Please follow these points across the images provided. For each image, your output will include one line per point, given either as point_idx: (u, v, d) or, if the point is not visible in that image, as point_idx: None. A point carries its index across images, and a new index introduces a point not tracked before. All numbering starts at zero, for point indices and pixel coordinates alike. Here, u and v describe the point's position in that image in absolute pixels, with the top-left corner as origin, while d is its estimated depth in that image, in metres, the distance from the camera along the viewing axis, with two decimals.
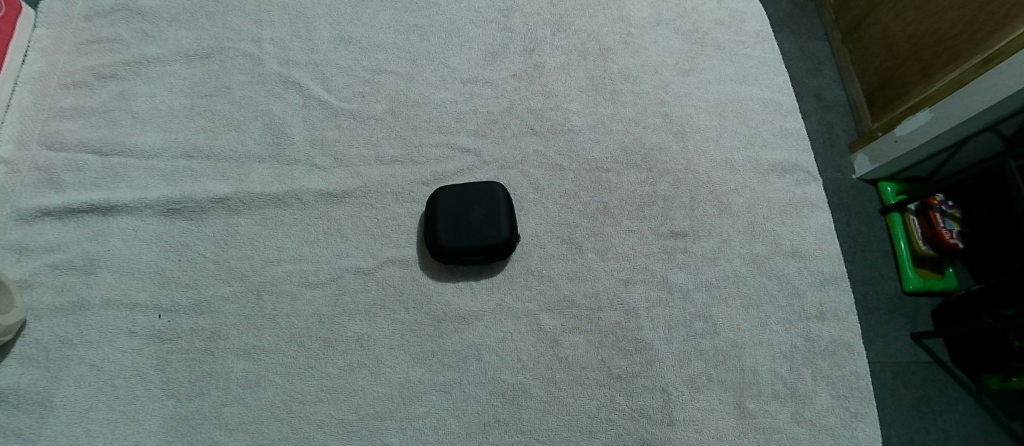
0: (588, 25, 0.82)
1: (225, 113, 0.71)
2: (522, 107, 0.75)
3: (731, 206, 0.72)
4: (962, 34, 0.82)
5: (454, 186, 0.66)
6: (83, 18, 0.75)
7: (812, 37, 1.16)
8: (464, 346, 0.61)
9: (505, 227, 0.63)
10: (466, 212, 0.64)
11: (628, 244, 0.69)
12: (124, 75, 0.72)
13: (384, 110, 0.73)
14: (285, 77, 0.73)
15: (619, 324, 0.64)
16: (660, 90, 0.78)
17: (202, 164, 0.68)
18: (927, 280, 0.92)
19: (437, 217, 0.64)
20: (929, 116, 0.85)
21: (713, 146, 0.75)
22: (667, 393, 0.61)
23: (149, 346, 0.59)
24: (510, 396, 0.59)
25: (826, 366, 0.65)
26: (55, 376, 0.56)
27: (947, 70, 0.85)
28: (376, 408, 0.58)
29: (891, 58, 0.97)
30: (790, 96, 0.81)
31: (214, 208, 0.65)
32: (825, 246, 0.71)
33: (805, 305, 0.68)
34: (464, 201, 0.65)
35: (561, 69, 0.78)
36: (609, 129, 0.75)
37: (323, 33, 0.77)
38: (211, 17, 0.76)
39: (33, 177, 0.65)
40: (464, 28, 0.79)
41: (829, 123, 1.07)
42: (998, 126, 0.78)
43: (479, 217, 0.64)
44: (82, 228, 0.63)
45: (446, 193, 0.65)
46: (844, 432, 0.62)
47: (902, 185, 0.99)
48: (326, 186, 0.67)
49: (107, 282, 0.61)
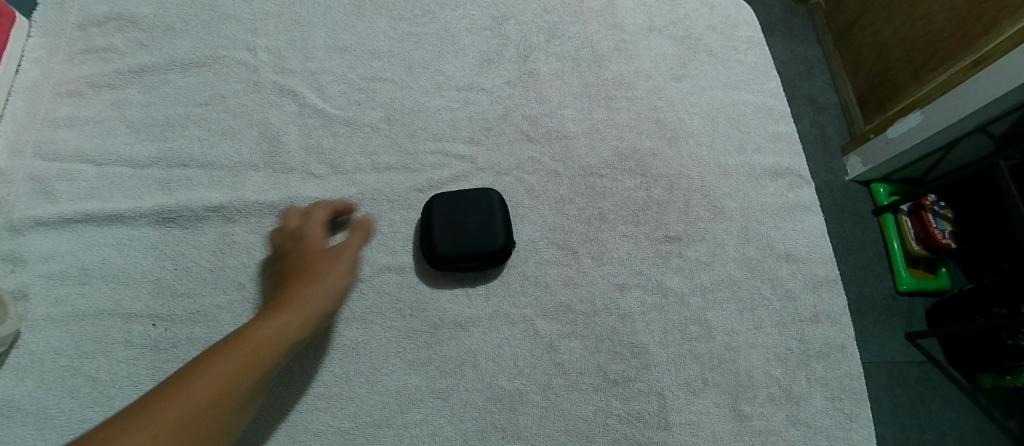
0: (582, 32, 0.82)
1: (220, 121, 0.71)
2: (517, 113, 0.76)
3: (724, 210, 0.73)
4: (952, 37, 0.83)
5: (449, 193, 0.66)
6: (77, 27, 0.75)
7: (804, 39, 1.17)
8: (462, 352, 0.62)
9: (501, 232, 0.64)
10: (461, 218, 0.64)
11: (623, 249, 0.69)
12: (119, 84, 0.72)
13: (380, 118, 0.73)
14: (281, 85, 0.74)
15: (615, 329, 0.65)
16: (654, 96, 0.79)
17: (197, 173, 0.68)
18: (921, 281, 0.93)
19: (432, 225, 0.64)
20: (920, 118, 0.86)
21: (706, 151, 0.76)
22: (663, 397, 0.62)
23: (144, 357, 0.59)
24: (508, 403, 0.60)
25: (820, 368, 0.66)
26: (49, 387, 0.56)
27: (938, 72, 0.86)
28: (373, 416, 0.58)
29: (882, 60, 0.98)
30: (781, 100, 0.82)
31: (210, 216, 0.65)
32: (817, 249, 0.72)
33: (798, 307, 0.68)
34: (460, 207, 0.65)
35: (556, 75, 0.79)
36: (604, 135, 0.76)
37: (318, 41, 0.77)
38: (206, 26, 0.76)
39: (26, 187, 0.65)
40: (459, 35, 0.80)
41: (821, 126, 1.08)
42: (989, 128, 0.79)
43: (474, 223, 0.64)
44: (76, 238, 0.63)
45: (441, 201, 0.65)
46: (839, 433, 0.63)
47: (895, 187, 1.00)
48: (322, 194, 0.68)
49: (101, 292, 0.61)
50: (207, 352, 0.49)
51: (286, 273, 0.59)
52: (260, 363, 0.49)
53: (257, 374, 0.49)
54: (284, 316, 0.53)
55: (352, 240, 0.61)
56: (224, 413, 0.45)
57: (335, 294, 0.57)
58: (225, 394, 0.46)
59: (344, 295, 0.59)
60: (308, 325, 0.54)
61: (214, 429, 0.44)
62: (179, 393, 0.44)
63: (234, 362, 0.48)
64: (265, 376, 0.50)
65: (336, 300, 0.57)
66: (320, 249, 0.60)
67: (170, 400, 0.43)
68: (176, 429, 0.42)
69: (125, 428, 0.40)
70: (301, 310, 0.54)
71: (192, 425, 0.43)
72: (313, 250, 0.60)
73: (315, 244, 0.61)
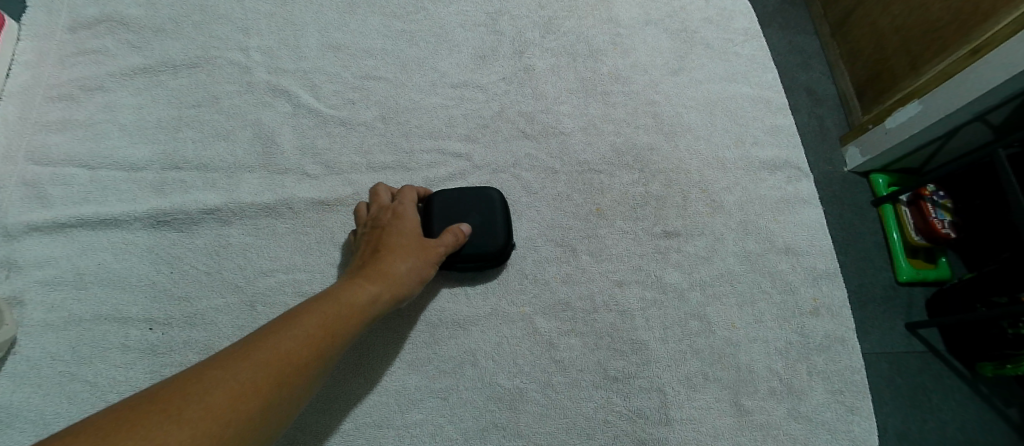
0: (578, 26, 0.81)
1: (213, 123, 0.70)
2: (512, 110, 0.75)
3: (722, 204, 0.72)
4: (950, 25, 0.82)
5: (448, 191, 0.64)
6: (67, 30, 0.74)
7: (802, 30, 1.16)
8: (461, 351, 0.61)
9: (501, 231, 0.63)
10: (461, 217, 0.63)
11: (622, 245, 0.69)
12: (110, 87, 0.71)
13: (374, 117, 0.73)
14: (274, 85, 0.73)
15: (614, 326, 0.64)
16: (651, 90, 0.78)
17: (191, 176, 0.67)
18: (921, 271, 0.92)
19: (431, 224, 0.63)
20: (918, 107, 0.86)
21: (704, 145, 0.76)
22: (663, 393, 0.61)
23: (142, 361, 0.58)
24: (508, 401, 0.59)
25: (821, 361, 0.65)
26: (47, 393, 0.56)
27: (936, 62, 0.85)
28: (373, 416, 0.58)
29: (880, 50, 0.97)
30: (779, 92, 0.81)
31: (205, 219, 0.65)
32: (816, 242, 0.72)
33: (798, 301, 0.68)
34: (460, 206, 0.64)
35: (551, 71, 0.78)
36: (600, 130, 0.75)
37: (310, 40, 0.76)
38: (197, 27, 0.76)
39: (19, 192, 0.64)
40: (453, 32, 0.79)
41: (819, 117, 1.08)
42: (988, 116, 0.79)
43: (474, 222, 0.63)
44: (71, 243, 0.63)
45: (440, 199, 0.64)
46: (841, 426, 0.63)
47: (894, 177, 0.99)
48: (317, 195, 0.67)
49: (97, 297, 0.61)
50: (295, 311, 0.48)
51: (376, 243, 0.58)
52: (345, 329, 0.48)
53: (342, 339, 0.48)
54: (367, 288, 0.52)
55: (444, 238, 0.59)
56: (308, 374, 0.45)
57: (413, 279, 0.56)
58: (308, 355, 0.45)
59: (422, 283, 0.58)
60: (389, 302, 0.53)
61: (301, 388, 0.43)
62: (272, 346, 0.43)
63: (320, 323, 0.47)
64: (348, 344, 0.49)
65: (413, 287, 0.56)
66: (414, 233, 0.59)
67: (263, 351, 0.43)
68: (267, 382, 0.41)
69: (217, 376, 0.40)
70: (383, 285, 0.53)
71: (281, 380, 0.42)
72: (404, 233, 0.58)
73: (409, 227, 0.59)
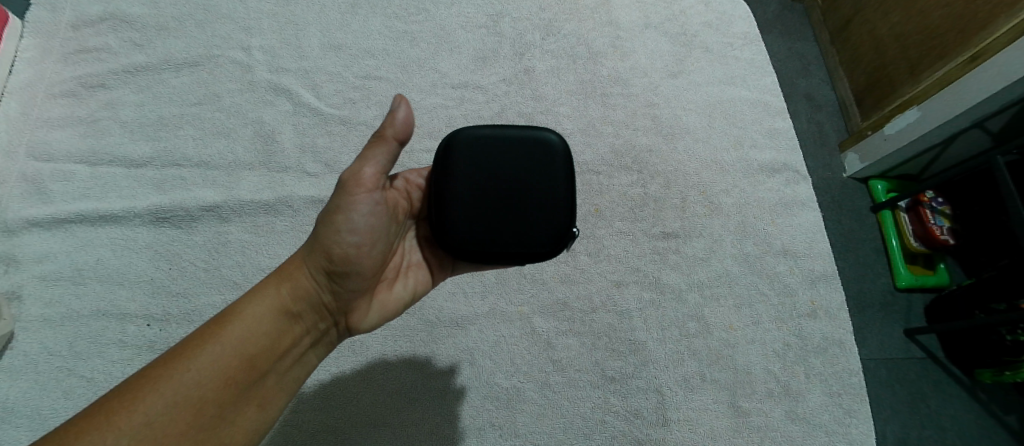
0: (577, 29, 0.82)
1: (216, 121, 0.71)
2: (512, 111, 0.76)
3: (721, 206, 0.72)
4: (949, 32, 0.82)
5: (474, 133, 0.44)
6: (70, 27, 0.74)
7: (802, 35, 1.16)
8: (458, 351, 0.61)
9: (562, 180, 0.44)
10: (499, 172, 0.43)
11: (620, 246, 0.69)
12: (112, 84, 0.72)
13: (375, 116, 0.73)
14: (275, 84, 0.73)
15: (612, 326, 0.64)
16: (650, 92, 0.79)
17: (191, 173, 0.67)
18: (920, 277, 0.92)
19: (453, 186, 0.43)
20: (916, 114, 0.86)
21: (703, 147, 0.76)
22: (661, 394, 0.61)
23: (139, 357, 0.58)
24: (504, 400, 0.60)
25: (818, 363, 0.65)
26: (44, 388, 0.56)
27: (935, 68, 0.86)
28: (370, 416, 0.58)
29: (880, 57, 0.97)
30: (778, 96, 0.81)
31: (204, 216, 0.65)
32: (813, 244, 0.72)
33: (796, 303, 0.68)
34: (499, 167, 0.43)
35: (551, 73, 0.79)
36: (600, 131, 0.75)
37: (312, 40, 0.77)
38: (201, 25, 0.76)
39: (20, 188, 0.64)
40: (454, 33, 0.80)
41: (818, 123, 1.08)
42: (986, 123, 0.79)
43: (510, 190, 0.43)
44: (70, 238, 0.63)
45: (472, 150, 0.43)
46: (838, 429, 0.63)
47: (892, 183, 0.99)
48: (317, 193, 0.68)
49: (96, 292, 0.61)
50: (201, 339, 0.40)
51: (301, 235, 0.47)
52: (234, 349, 0.39)
53: (232, 361, 0.39)
54: (263, 289, 0.42)
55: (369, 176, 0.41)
56: (176, 427, 0.35)
57: (321, 249, 0.42)
58: (170, 404, 0.36)
59: (351, 247, 0.42)
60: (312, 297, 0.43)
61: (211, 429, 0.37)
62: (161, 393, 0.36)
63: (217, 354, 0.38)
64: (251, 360, 0.39)
65: (324, 260, 0.42)
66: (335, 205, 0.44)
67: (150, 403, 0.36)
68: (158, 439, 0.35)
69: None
70: (281, 275, 0.43)
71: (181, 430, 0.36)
72: None
73: None
